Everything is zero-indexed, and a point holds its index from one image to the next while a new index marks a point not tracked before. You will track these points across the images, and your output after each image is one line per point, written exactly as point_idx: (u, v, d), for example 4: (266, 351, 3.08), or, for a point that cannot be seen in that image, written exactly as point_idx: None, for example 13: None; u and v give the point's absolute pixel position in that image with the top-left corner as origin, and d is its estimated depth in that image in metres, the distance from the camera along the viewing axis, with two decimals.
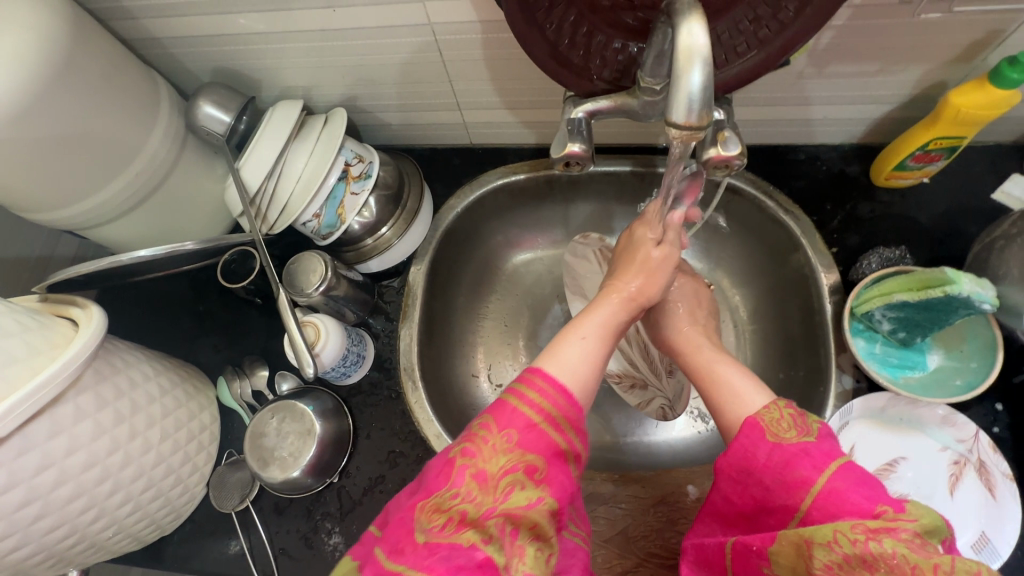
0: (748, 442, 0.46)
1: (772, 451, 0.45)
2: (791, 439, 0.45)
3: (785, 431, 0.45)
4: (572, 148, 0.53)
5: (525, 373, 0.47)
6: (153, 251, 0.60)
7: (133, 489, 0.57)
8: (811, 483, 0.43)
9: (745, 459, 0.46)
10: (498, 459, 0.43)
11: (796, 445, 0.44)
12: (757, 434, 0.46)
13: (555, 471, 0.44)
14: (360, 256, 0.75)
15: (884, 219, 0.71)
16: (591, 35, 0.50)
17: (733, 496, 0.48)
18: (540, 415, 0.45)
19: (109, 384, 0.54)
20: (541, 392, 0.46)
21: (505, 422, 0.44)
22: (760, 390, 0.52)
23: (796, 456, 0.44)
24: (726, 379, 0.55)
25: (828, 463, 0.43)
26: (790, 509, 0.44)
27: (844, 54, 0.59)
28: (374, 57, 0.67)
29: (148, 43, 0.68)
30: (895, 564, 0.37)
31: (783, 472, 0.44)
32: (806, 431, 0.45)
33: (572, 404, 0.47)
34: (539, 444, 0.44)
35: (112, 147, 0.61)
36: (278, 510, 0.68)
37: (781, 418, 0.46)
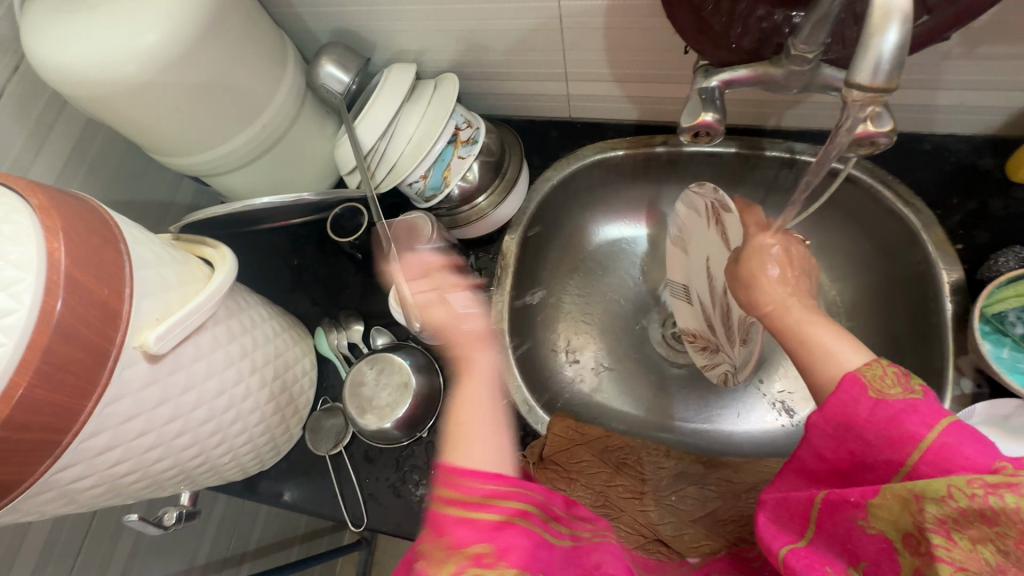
0: (845, 397, 0.43)
1: (874, 406, 0.42)
2: (897, 394, 0.41)
3: (888, 387, 0.42)
4: (706, 118, 0.51)
5: (444, 478, 0.44)
6: (277, 199, 0.64)
7: (248, 421, 0.61)
8: (919, 437, 0.39)
9: (842, 414, 0.43)
10: (442, 565, 0.40)
11: (901, 398, 0.41)
12: (856, 388, 0.43)
13: (504, 541, 0.41)
14: (455, 221, 0.77)
15: (1018, 217, 0.66)
16: (737, 0, 0.48)
17: (824, 451, 0.45)
18: (473, 502, 0.42)
19: (237, 320, 0.57)
20: (462, 485, 0.43)
21: (440, 528, 0.42)
22: (858, 350, 0.47)
23: (903, 411, 0.40)
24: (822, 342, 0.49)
25: (938, 419, 0.39)
26: (893, 463, 0.40)
27: (1002, 33, 0.54)
28: (491, 22, 0.67)
29: (276, 2, 0.71)
30: (1021, 520, 0.32)
31: (887, 426, 0.41)
32: (912, 387, 0.42)
33: (500, 480, 0.44)
34: (476, 528, 0.41)
35: (244, 99, 0.64)
36: (368, 458, 0.71)
37: (885, 374, 0.43)
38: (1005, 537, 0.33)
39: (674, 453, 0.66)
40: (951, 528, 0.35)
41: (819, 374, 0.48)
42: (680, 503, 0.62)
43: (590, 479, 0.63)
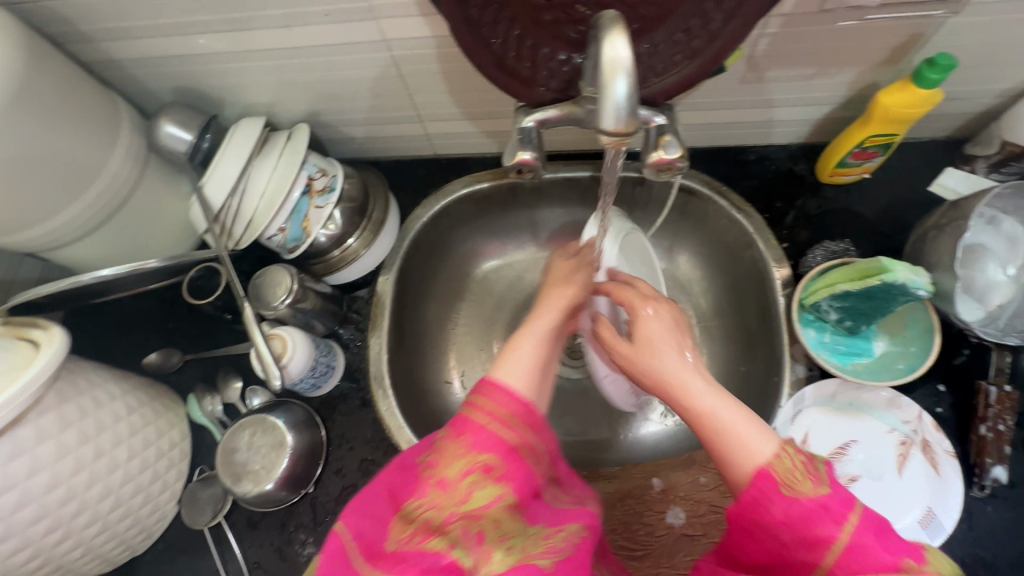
0: (760, 494, 0.42)
1: (786, 505, 0.41)
2: (808, 491, 0.41)
3: (799, 481, 0.42)
4: (524, 155, 0.58)
5: (481, 388, 0.47)
6: (116, 270, 0.61)
7: (100, 509, 0.58)
8: (832, 539, 0.40)
9: (756, 515, 0.43)
10: (455, 465, 0.41)
11: (813, 497, 0.40)
12: (770, 486, 0.42)
13: (513, 467, 0.42)
14: (329, 267, 0.76)
15: (830, 213, 0.74)
16: (536, 48, 0.52)
17: (747, 551, 0.44)
18: (493, 419, 0.44)
19: (73, 404, 0.54)
20: (498, 401, 0.46)
21: (463, 430, 0.43)
22: (760, 427, 0.45)
23: (814, 511, 0.40)
24: (719, 421, 0.46)
25: (847, 516, 0.40)
26: (810, 565, 0.40)
27: (779, 59, 0.62)
28: (334, 74, 0.69)
29: (106, 65, 0.69)
30: None
31: (801, 528, 0.40)
32: (819, 479, 0.42)
33: (529, 414, 0.46)
34: (497, 446, 0.43)
35: (70, 170, 0.61)
36: (251, 524, 0.68)
37: (793, 467, 0.42)
38: None
39: None
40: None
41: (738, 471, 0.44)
42: None
43: None
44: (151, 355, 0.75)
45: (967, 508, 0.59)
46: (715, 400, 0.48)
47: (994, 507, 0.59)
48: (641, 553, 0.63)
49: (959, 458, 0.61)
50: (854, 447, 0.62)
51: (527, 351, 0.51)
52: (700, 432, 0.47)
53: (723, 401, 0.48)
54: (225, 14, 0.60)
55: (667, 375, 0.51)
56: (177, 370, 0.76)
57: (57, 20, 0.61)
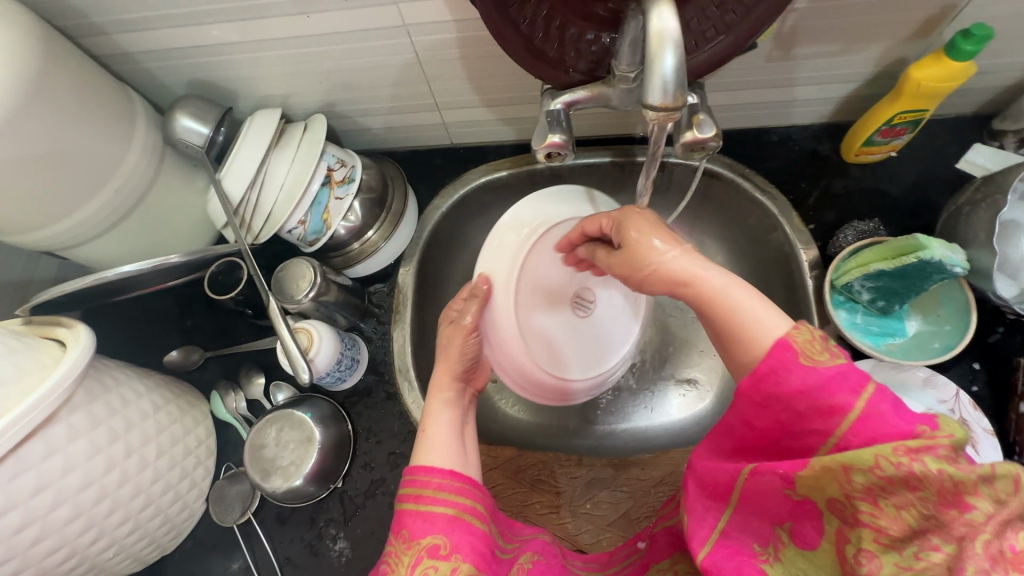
0: (777, 364, 0.40)
1: (804, 375, 0.39)
2: (826, 361, 0.39)
3: (817, 353, 0.40)
4: (554, 139, 0.54)
5: (410, 477, 0.49)
6: (138, 266, 0.60)
7: (132, 508, 0.57)
8: (848, 408, 0.38)
9: (770, 384, 0.41)
10: (403, 561, 0.44)
11: (831, 367, 0.38)
12: (788, 356, 0.40)
13: (458, 537, 0.45)
14: (348, 260, 0.76)
15: (857, 193, 0.73)
16: (564, 28, 0.51)
17: (754, 422, 0.43)
18: (429, 503, 0.47)
19: (101, 403, 0.54)
20: (428, 482, 0.48)
21: (401, 526, 0.46)
22: (773, 309, 0.44)
23: (833, 380, 0.38)
24: (728, 300, 0.46)
25: (865, 385, 0.38)
26: (823, 434, 0.39)
27: (807, 36, 0.61)
28: (351, 62, 0.68)
29: (120, 59, 0.67)
30: (938, 484, 0.33)
31: (817, 397, 0.39)
32: (837, 352, 0.40)
33: (463, 480, 0.49)
34: (439, 529, 0.45)
35: (87, 165, 0.60)
36: (280, 520, 0.67)
37: (813, 339, 0.40)
38: (927, 501, 0.34)
39: (585, 460, 0.68)
40: (877, 495, 0.36)
41: (746, 349, 0.43)
42: (595, 509, 0.65)
43: (508, 500, 0.66)
44: (173, 352, 0.74)
45: None
46: (723, 281, 0.48)
47: None
48: None
49: (999, 436, 0.60)
50: None
51: (442, 430, 0.54)
52: (712, 317, 0.47)
53: (729, 280, 0.47)
54: (241, 1, 0.59)
55: (673, 266, 0.50)
56: (198, 367, 0.75)
57: (69, 12, 0.60)
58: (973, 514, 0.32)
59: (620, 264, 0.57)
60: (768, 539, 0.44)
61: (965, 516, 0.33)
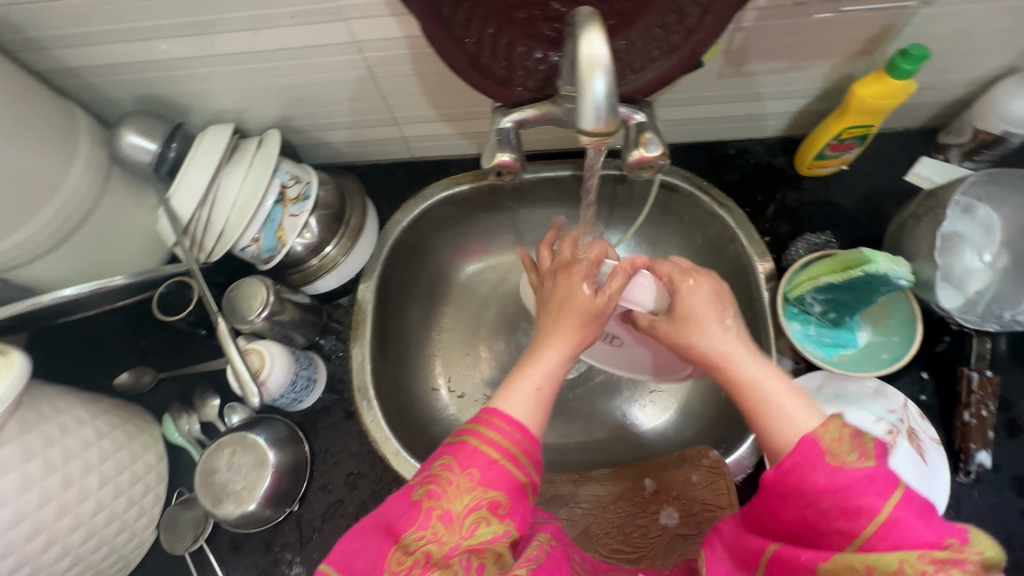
0: (802, 460, 0.38)
1: (831, 473, 0.37)
2: (853, 460, 0.36)
3: (845, 451, 0.37)
4: (503, 157, 0.56)
5: (483, 413, 0.44)
6: (79, 289, 0.59)
7: (71, 541, 0.55)
8: (875, 511, 0.35)
9: (794, 478, 0.38)
10: (459, 501, 0.40)
11: (860, 467, 0.36)
12: (813, 453, 0.38)
13: (515, 503, 0.41)
14: (306, 277, 0.74)
15: (811, 206, 0.75)
16: (511, 46, 0.50)
17: (773, 518, 0.39)
18: (499, 452, 0.41)
19: (36, 433, 0.52)
20: (500, 430, 0.43)
21: (468, 462, 0.41)
22: (805, 405, 0.43)
23: (859, 481, 0.36)
24: (768, 391, 0.44)
25: (892, 489, 0.35)
26: (846, 536, 0.36)
27: (755, 53, 0.62)
28: (303, 78, 0.67)
29: (63, 75, 0.66)
30: None
31: (841, 498, 0.36)
32: (866, 451, 0.37)
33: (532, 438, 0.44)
34: (500, 479, 0.41)
35: (24, 184, 0.57)
36: (234, 546, 0.66)
37: (841, 436, 0.38)
38: None
39: (545, 477, 0.67)
40: None
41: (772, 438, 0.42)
42: None
43: None
44: (123, 374, 0.72)
45: (953, 493, 0.60)
46: (765, 373, 0.46)
47: (980, 491, 0.59)
48: (638, 556, 0.61)
49: (945, 444, 0.61)
50: None
51: (532, 386, 0.48)
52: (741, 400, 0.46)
53: (771, 374, 0.46)
54: (187, 17, 0.58)
55: (711, 348, 0.50)
56: (150, 389, 0.73)
57: (4, 26, 0.58)
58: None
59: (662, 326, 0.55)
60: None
61: None
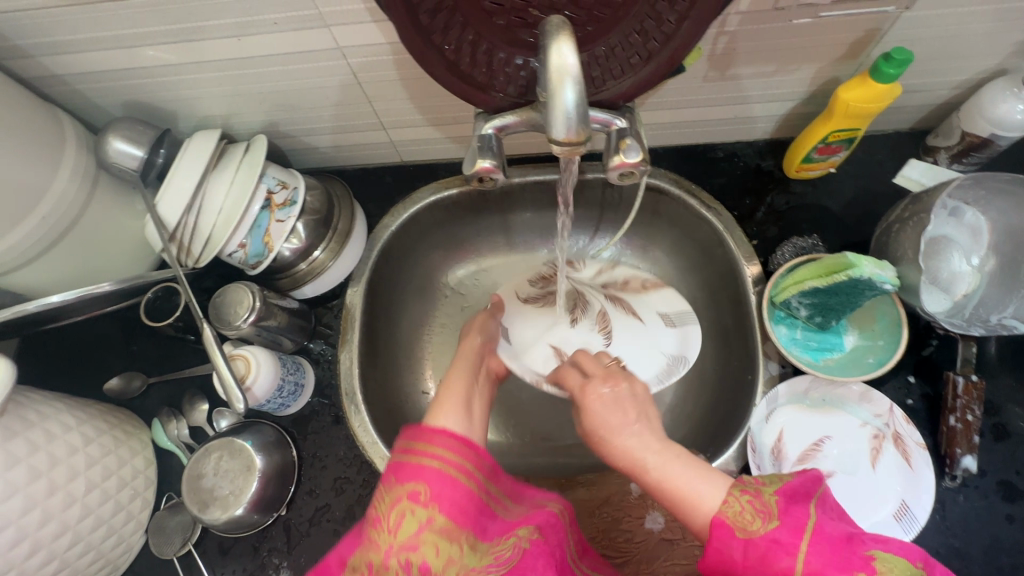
0: (720, 545, 0.43)
1: (745, 546, 0.41)
2: (758, 529, 0.42)
3: (750, 522, 0.42)
4: (484, 163, 0.54)
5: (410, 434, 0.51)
6: (65, 296, 0.59)
7: (57, 547, 0.55)
8: (793, 571, 0.40)
9: (722, 562, 0.43)
10: (385, 503, 0.46)
11: (766, 535, 0.41)
12: (726, 532, 0.43)
13: (440, 490, 0.46)
14: (295, 281, 0.74)
15: (799, 208, 0.74)
16: (491, 52, 0.50)
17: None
18: (417, 457, 0.48)
19: (21, 439, 0.52)
20: (423, 442, 0.49)
21: (391, 474, 0.48)
22: (707, 478, 0.46)
23: (769, 549, 0.40)
24: (677, 482, 0.46)
25: (799, 544, 0.40)
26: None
27: (739, 58, 0.61)
28: (288, 84, 0.67)
29: (50, 82, 0.66)
30: None
31: (762, 568, 0.40)
32: (768, 513, 0.42)
33: (453, 438, 0.50)
34: (424, 477, 0.47)
35: (9, 191, 0.58)
36: (222, 550, 0.66)
37: (742, 509, 0.43)
38: None
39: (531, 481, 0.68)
40: None
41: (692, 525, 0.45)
42: None
43: None
44: (114, 379, 0.73)
45: (939, 498, 0.59)
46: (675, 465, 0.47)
47: (966, 496, 0.59)
48: (622, 562, 0.62)
49: (931, 449, 0.61)
50: (827, 442, 0.62)
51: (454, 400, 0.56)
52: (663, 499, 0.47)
53: (682, 463, 0.47)
54: (170, 24, 0.58)
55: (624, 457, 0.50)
56: (140, 394, 0.73)
57: None
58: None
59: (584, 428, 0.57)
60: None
61: None
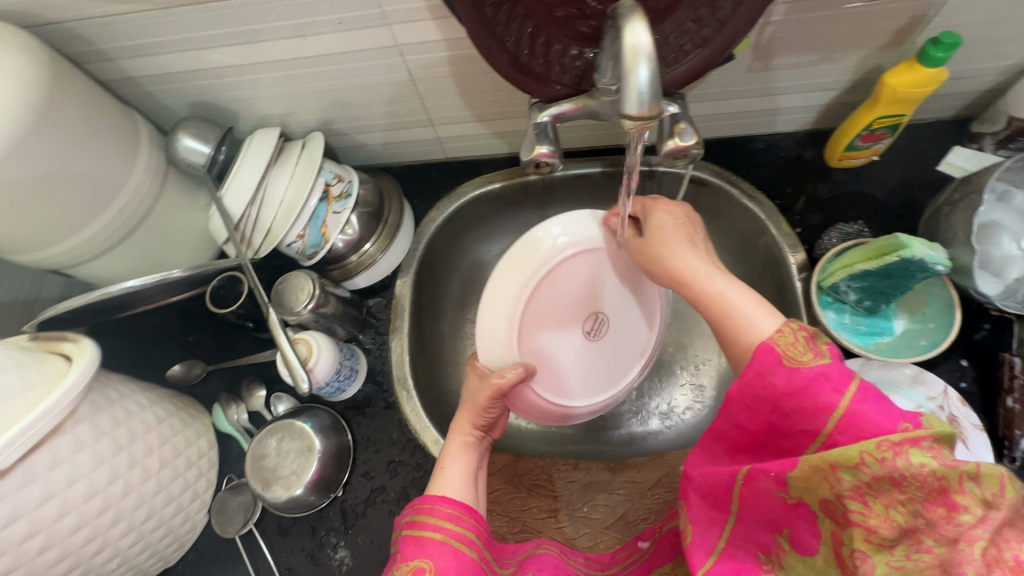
0: (761, 368, 0.42)
1: (790, 376, 0.40)
2: (809, 361, 0.40)
3: (801, 354, 0.41)
4: (540, 150, 0.59)
5: (419, 503, 0.52)
6: (143, 280, 0.62)
7: (135, 518, 0.58)
8: (833, 407, 0.39)
9: (758, 386, 0.42)
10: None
11: (816, 367, 0.40)
12: (771, 359, 0.41)
13: (441, 561, 0.48)
14: (347, 272, 0.77)
15: (841, 197, 0.75)
16: (549, 44, 0.53)
17: (745, 423, 0.45)
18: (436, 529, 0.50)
19: (106, 414, 0.55)
20: (434, 512, 0.51)
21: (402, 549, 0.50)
22: (766, 309, 0.47)
23: (816, 380, 0.40)
24: (719, 298, 0.50)
25: (847, 385, 0.39)
26: (811, 433, 0.40)
27: (784, 47, 0.63)
28: (346, 82, 0.70)
29: (123, 83, 0.70)
30: (924, 481, 0.34)
31: (803, 397, 0.40)
32: (820, 353, 0.41)
33: (462, 510, 0.52)
34: (426, 550, 0.49)
35: (92, 185, 0.62)
36: (282, 530, 0.68)
37: (796, 341, 0.42)
38: (914, 498, 0.34)
39: (582, 464, 0.69)
40: (866, 495, 0.36)
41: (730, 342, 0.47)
42: (594, 512, 0.66)
43: (506, 506, 0.66)
44: (176, 366, 0.76)
45: None
46: (721, 282, 0.51)
47: None
48: None
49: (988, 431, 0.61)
50: None
51: (457, 468, 0.56)
52: (708, 311, 0.50)
53: (710, 282, 0.51)
54: (241, 26, 0.61)
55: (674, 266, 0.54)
56: (200, 381, 0.77)
57: (75, 39, 0.62)
58: (961, 513, 0.33)
59: (638, 251, 0.59)
60: (768, 547, 0.44)
61: (954, 516, 0.33)
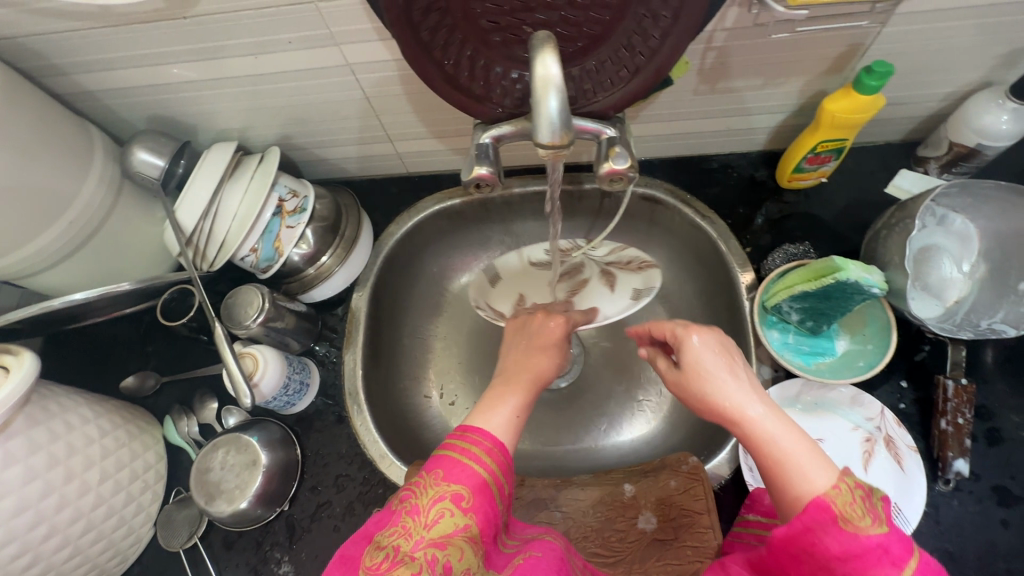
0: (812, 524, 0.38)
1: (843, 540, 0.37)
2: (869, 528, 0.37)
3: (858, 517, 0.37)
4: (481, 170, 0.58)
5: (467, 429, 0.47)
6: (88, 293, 0.62)
7: (71, 533, 0.58)
8: None
9: (807, 544, 0.38)
10: (427, 493, 0.43)
11: (875, 536, 0.36)
12: (825, 518, 0.38)
13: (479, 501, 0.44)
14: (303, 285, 0.77)
15: (792, 218, 0.76)
16: (488, 68, 0.54)
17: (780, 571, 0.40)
18: (479, 464, 0.45)
19: (43, 428, 0.55)
20: (482, 442, 0.46)
21: (436, 465, 0.45)
22: (819, 458, 0.41)
23: (872, 551, 0.36)
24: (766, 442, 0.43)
25: (905, 561, 0.36)
26: None
27: (728, 72, 0.64)
28: (301, 98, 0.71)
29: (80, 97, 0.71)
30: None
31: (853, 565, 0.36)
32: (876, 517, 0.37)
33: (506, 459, 0.47)
34: (467, 478, 0.44)
35: (42, 199, 0.62)
36: (227, 544, 0.68)
37: (852, 500, 0.38)
38: None
39: (527, 480, 0.69)
40: None
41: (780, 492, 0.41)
42: None
43: None
44: (129, 378, 0.76)
45: (932, 502, 0.60)
46: (769, 419, 0.43)
47: (960, 501, 0.59)
48: (614, 560, 0.62)
49: (923, 453, 0.62)
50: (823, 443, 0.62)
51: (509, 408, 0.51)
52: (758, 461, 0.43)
53: (756, 424, 0.44)
54: (194, 44, 0.62)
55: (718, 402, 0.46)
56: (153, 393, 0.77)
57: (29, 54, 0.63)
58: None
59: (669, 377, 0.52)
60: None
61: None
